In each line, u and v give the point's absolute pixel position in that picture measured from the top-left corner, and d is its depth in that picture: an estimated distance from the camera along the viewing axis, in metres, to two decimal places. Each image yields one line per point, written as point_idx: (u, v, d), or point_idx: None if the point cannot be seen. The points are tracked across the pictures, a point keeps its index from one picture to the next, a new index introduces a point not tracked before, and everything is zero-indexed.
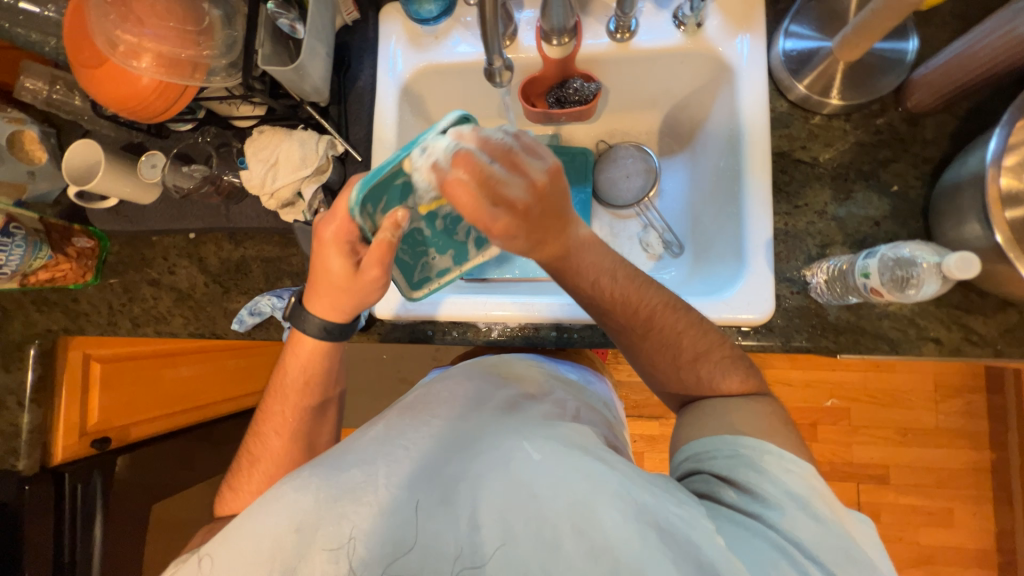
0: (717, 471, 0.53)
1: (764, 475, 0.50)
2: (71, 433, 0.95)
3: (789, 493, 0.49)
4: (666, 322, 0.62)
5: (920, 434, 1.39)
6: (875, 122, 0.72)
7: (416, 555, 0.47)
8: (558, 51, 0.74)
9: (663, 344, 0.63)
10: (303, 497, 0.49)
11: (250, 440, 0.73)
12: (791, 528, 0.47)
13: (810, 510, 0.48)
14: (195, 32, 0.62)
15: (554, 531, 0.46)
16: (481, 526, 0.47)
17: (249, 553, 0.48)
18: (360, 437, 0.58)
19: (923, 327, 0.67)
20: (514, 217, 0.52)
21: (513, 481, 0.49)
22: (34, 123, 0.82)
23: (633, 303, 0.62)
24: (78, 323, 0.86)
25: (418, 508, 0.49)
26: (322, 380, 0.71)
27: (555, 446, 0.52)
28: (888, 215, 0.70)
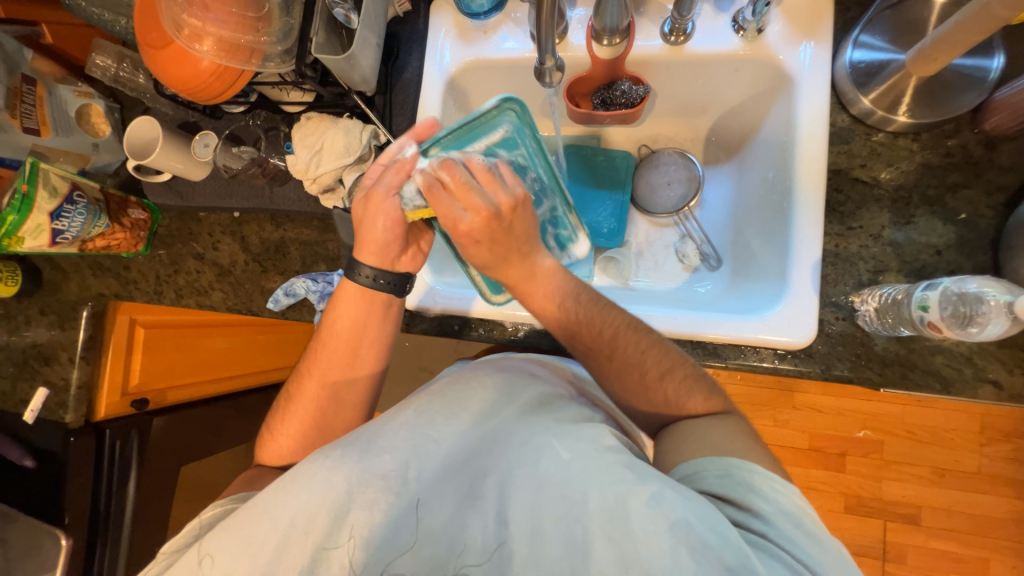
0: (712, 489, 0.50)
1: (757, 491, 0.48)
2: (114, 392, 1.01)
3: (784, 512, 0.46)
4: (630, 343, 0.60)
5: (959, 476, 1.31)
6: (945, 143, 0.67)
7: (445, 545, 0.49)
8: (609, 52, 0.72)
9: (629, 365, 0.60)
10: (335, 479, 0.49)
11: (290, 379, 0.75)
12: (796, 545, 0.44)
13: (807, 531, 0.45)
14: (255, 18, 0.63)
15: (585, 533, 0.46)
16: (510, 523, 0.49)
17: (280, 530, 0.48)
18: (390, 416, 0.57)
19: (982, 367, 0.62)
20: (479, 229, 0.56)
21: (542, 482, 0.50)
22: (101, 98, 0.87)
23: (592, 330, 0.61)
24: (127, 289, 0.91)
25: (449, 502, 0.51)
26: (366, 335, 0.71)
27: (587, 446, 0.52)
28: (953, 244, 0.65)
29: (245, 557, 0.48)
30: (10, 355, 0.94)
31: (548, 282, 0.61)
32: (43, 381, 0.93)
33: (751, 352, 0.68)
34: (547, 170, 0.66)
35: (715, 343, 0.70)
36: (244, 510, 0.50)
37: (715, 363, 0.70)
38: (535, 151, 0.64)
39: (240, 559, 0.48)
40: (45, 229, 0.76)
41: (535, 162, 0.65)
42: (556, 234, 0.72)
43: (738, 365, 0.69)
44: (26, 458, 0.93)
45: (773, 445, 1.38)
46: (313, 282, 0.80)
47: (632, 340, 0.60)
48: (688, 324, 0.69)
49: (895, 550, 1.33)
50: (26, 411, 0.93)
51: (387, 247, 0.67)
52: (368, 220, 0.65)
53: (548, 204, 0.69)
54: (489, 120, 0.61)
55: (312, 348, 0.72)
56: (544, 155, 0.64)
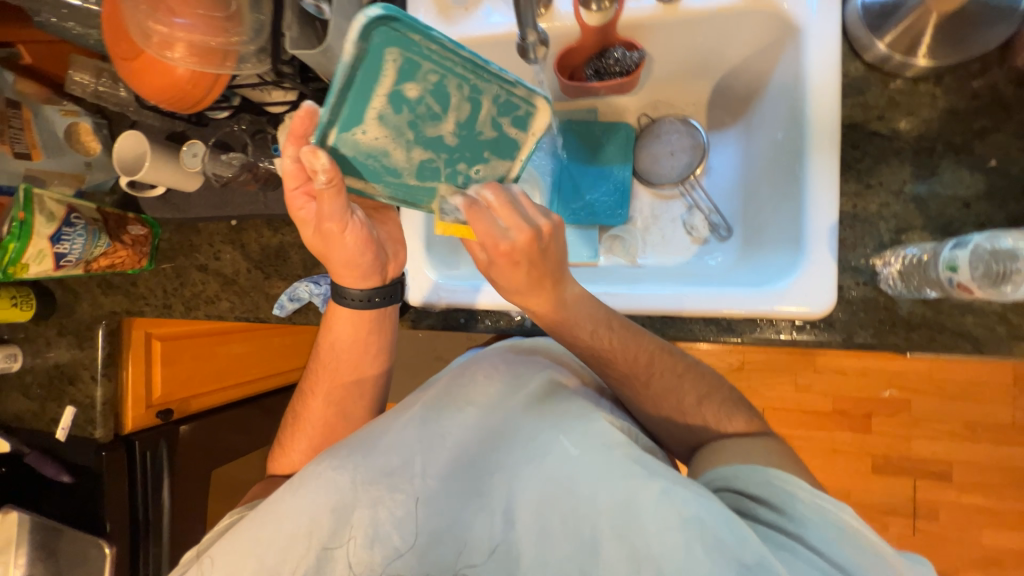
0: (747, 490, 0.48)
1: (798, 496, 0.46)
2: (139, 406, 1.03)
3: (828, 521, 0.44)
4: (665, 366, 0.60)
5: (992, 429, 1.27)
6: (971, 84, 0.62)
7: (451, 546, 0.48)
8: (598, 18, 0.67)
9: (668, 390, 0.59)
10: (341, 478, 0.50)
11: (296, 398, 0.75)
12: (839, 554, 0.42)
13: (856, 543, 0.43)
14: (224, 18, 0.61)
15: (592, 530, 0.45)
16: (516, 522, 0.48)
17: (284, 532, 0.48)
18: (397, 413, 0.57)
19: (1017, 324, 0.59)
20: (516, 255, 0.50)
21: (549, 478, 0.49)
22: (87, 115, 0.86)
23: (628, 357, 0.59)
24: (137, 305, 0.92)
25: (454, 500, 0.50)
26: (365, 350, 0.71)
27: (596, 442, 0.50)
28: (983, 195, 0.61)
29: (250, 556, 0.48)
30: (35, 377, 0.97)
31: (581, 310, 0.57)
32: (70, 400, 0.96)
33: (767, 326, 0.66)
34: (463, 64, 0.47)
35: (730, 319, 0.67)
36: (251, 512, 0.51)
37: (730, 339, 0.68)
38: (436, 54, 0.45)
39: (247, 557, 0.48)
40: (48, 254, 0.77)
41: (444, 64, 0.46)
42: (514, 123, 0.53)
43: (755, 339, 0.67)
44: (64, 473, 0.98)
45: (797, 411, 1.35)
46: (316, 286, 0.80)
47: (668, 364, 0.60)
48: (700, 301, 0.66)
49: (926, 507, 1.31)
50: (58, 429, 0.96)
51: (367, 268, 0.66)
52: (335, 252, 0.63)
53: (486, 100, 0.50)
54: (367, 54, 0.44)
55: (314, 368, 0.73)
56: (448, 49, 0.45)
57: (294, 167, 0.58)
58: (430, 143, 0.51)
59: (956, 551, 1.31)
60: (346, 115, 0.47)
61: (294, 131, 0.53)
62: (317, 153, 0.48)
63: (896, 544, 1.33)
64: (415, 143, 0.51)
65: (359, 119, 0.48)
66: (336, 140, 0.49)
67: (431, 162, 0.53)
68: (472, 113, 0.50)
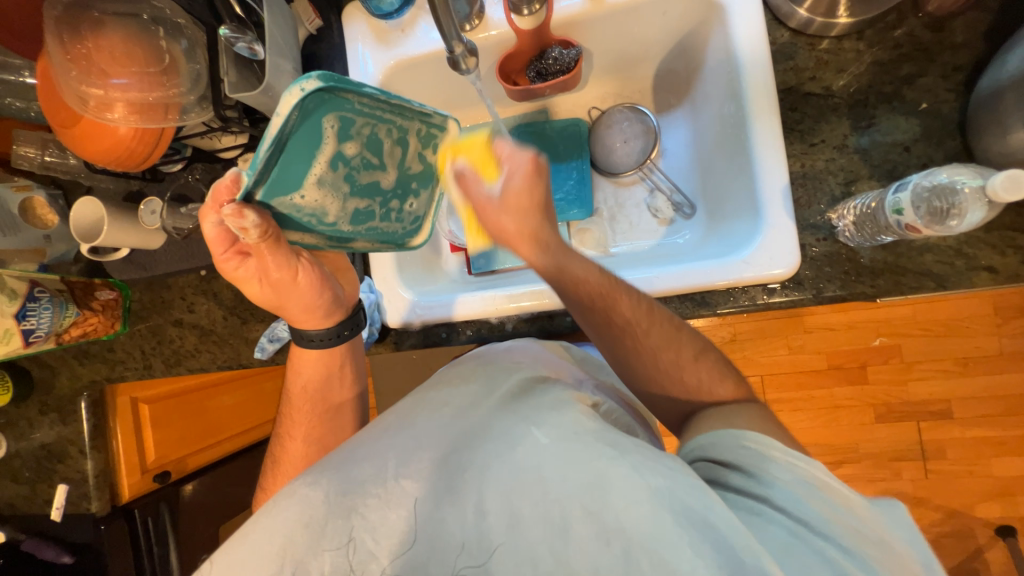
0: (720, 457, 0.49)
1: (771, 459, 0.46)
2: (133, 473, 1.02)
3: (797, 480, 0.45)
4: (662, 322, 0.58)
5: (981, 361, 1.30)
6: (892, 35, 0.64)
7: (423, 547, 0.45)
8: (530, 22, 0.69)
9: (667, 341, 0.57)
10: (314, 494, 0.49)
11: (273, 441, 0.73)
12: (802, 511, 0.43)
13: (825, 500, 0.43)
14: (159, 72, 0.61)
15: (563, 512, 0.44)
16: (488, 515, 0.45)
17: (260, 552, 0.47)
18: (376, 429, 0.58)
19: (973, 256, 0.60)
20: (528, 190, 0.55)
21: (519, 467, 0.47)
22: (41, 188, 0.84)
23: (631, 302, 0.57)
24: (116, 370, 0.90)
25: (423, 500, 0.48)
26: (342, 380, 0.72)
27: (566, 429, 0.49)
28: (920, 137, 0.63)
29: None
30: (23, 461, 0.93)
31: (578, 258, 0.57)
32: (60, 478, 0.93)
33: (740, 294, 0.67)
34: (390, 110, 0.53)
35: (703, 293, 0.69)
36: (228, 539, 0.50)
37: (707, 312, 0.69)
38: (363, 107, 0.50)
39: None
40: (15, 331, 0.76)
41: (375, 114, 0.52)
42: (433, 154, 0.62)
43: (730, 309, 0.68)
44: (64, 555, 0.96)
45: (792, 373, 1.37)
46: None
47: (666, 315, 0.59)
48: (671, 280, 0.67)
49: (933, 448, 1.33)
50: (52, 510, 0.92)
51: (328, 307, 0.67)
52: (292, 300, 0.64)
53: (412, 137, 0.58)
54: (303, 119, 0.45)
55: (289, 411, 0.71)
56: (378, 100, 0.50)
57: (217, 232, 0.59)
58: (365, 187, 0.56)
59: (969, 486, 1.33)
60: (278, 181, 0.48)
61: (216, 197, 0.53)
62: (242, 213, 0.48)
63: (910, 487, 1.35)
64: (352, 195, 0.54)
65: (298, 184, 0.50)
66: (271, 198, 0.49)
67: (367, 207, 0.57)
68: (402, 154, 0.58)
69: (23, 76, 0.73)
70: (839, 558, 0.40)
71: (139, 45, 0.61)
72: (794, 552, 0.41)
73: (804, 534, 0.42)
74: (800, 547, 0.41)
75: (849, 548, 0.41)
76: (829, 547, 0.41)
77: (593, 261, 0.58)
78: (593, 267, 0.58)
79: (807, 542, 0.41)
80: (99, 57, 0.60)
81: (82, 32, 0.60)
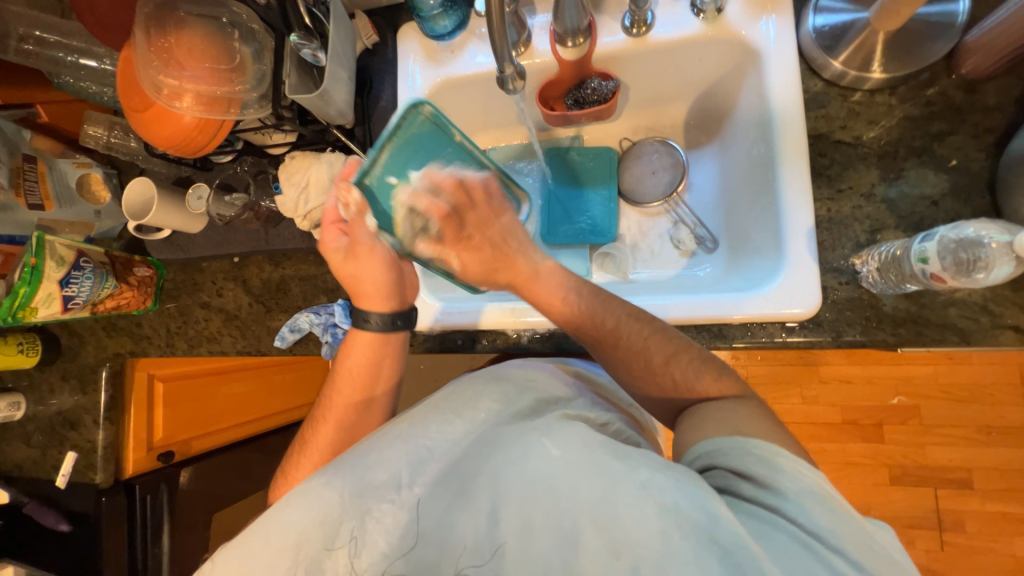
0: (732, 466, 0.47)
1: (779, 467, 0.45)
2: (139, 447, 1.02)
3: (807, 492, 0.43)
4: (632, 331, 0.60)
5: (1005, 432, 1.25)
6: (925, 93, 0.66)
7: (435, 546, 0.48)
8: (574, 53, 0.74)
9: (635, 351, 0.60)
10: (330, 492, 0.49)
11: (306, 424, 0.74)
12: (805, 516, 0.42)
13: (832, 510, 0.42)
14: (228, 69, 0.66)
15: (573, 522, 0.45)
16: (501, 520, 0.47)
17: (273, 547, 0.48)
18: (384, 430, 0.56)
19: (998, 314, 0.60)
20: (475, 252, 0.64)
21: (530, 478, 0.48)
22: (99, 166, 0.90)
23: (597, 320, 0.62)
24: (141, 345, 0.93)
25: (439, 503, 0.50)
26: (381, 371, 0.72)
27: (576, 443, 0.50)
28: (948, 193, 0.64)
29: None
30: (38, 424, 0.96)
31: (553, 279, 0.64)
32: (71, 445, 0.95)
33: (758, 329, 0.67)
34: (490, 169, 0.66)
35: (720, 325, 0.69)
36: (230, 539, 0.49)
37: (723, 345, 0.69)
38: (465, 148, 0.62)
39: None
40: (56, 297, 0.79)
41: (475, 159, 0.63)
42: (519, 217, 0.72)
43: (747, 344, 0.68)
44: (63, 521, 0.96)
45: (805, 424, 1.34)
46: (316, 316, 0.81)
47: (634, 327, 0.60)
48: (690, 308, 0.68)
49: (950, 519, 1.27)
50: (58, 476, 0.94)
51: (392, 288, 0.72)
52: (366, 273, 0.70)
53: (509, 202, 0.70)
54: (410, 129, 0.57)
55: (330, 395, 0.73)
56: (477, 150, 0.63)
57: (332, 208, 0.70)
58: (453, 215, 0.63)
59: (987, 564, 1.25)
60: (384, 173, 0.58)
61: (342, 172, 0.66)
62: (352, 191, 0.58)
63: (923, 558, 1.28)
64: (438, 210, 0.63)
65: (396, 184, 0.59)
66: (370, 184, 0.58)
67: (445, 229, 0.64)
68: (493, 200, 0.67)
69: (103, 63, 0.80)
70: (842, 566, 0.39)
71: (214, 45, 0.67)
72: (804, 566, 0.39)
73: (812, 544, 0.40)
74: (812, 559, 0.39)
75: (856, 561, 0.40)
76: (835, 556, 0.40)
77: (566, 288, 0.64)
78: (559, 294, 0.64)
79: (812, 549, 0.40)
80: (177, 51, 0.66)
81: (166, 27, 0.66)
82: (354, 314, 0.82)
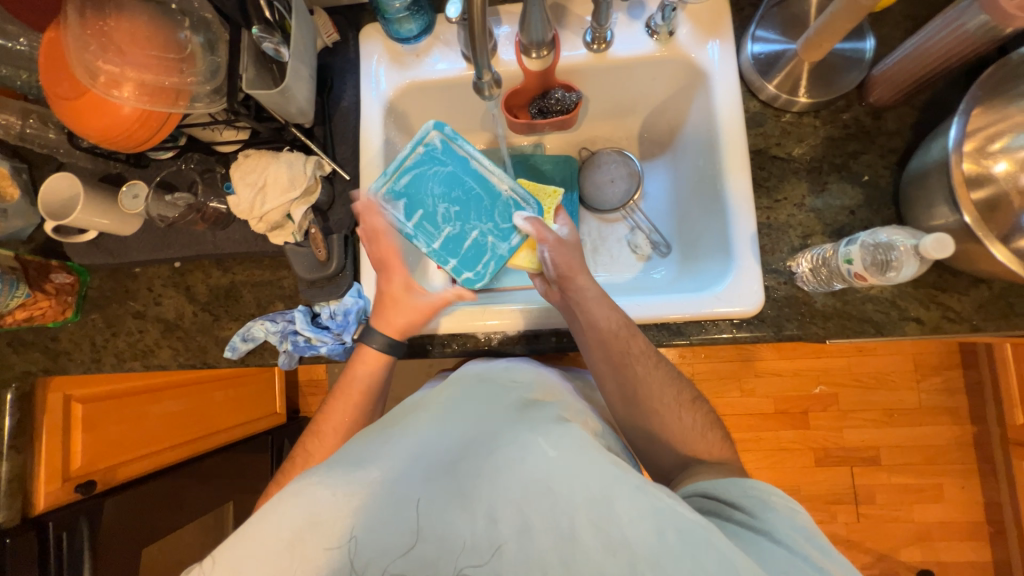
0: (727, 497, 0.52)
1: (771, 506, 0.50)
2: (53, 478, 0.89)
3: (794, 526, 0.48)
4: (631, 342, 0.66)
5: (905, 412, 1.44)
6: (841, 117, 0.76)
7: (434, 547, 0.47)
8: (538, 64, 0.75)
9: (630, 358, 0.66)
10: (323, 493, 0.48)
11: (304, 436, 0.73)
12: (786, 538, 0.46)
13: (818, 545, 0.46)
14: (177, 60, 0.62)
15: (572, 523, 0.46)
16: (500, 521, 0.47)
17: (262, 553, 0.47)
18: (379, 435, 0.57)
19: (904, 308, 0.70)
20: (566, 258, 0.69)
21: (526, 477, 0.49)
22: (4, 159, 0.79)
23: (614, 328, 0.66)
24: (58, 362, 0.83)
25: (434, 504, 0.49)
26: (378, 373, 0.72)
27: (571, 443, 0.52)
28: (862, 204, 0.73)
29: None
30: None
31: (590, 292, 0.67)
32: None
33: (711, 326, 0.73)
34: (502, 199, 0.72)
35: (678, 323, 0.74)
36: (223, 543, 0.48)
37: (681, 342, 0.74)
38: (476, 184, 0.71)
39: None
40: None
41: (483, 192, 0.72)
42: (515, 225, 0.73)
43: (701, 340, 0.73)
44: None
45: (745, 414, 1.46)
46: (272, 324, 0.77)
47: (639, 338, 0.66)
48: (651, 307, 0.73)
49: (864, 492, 1.44)
50: None
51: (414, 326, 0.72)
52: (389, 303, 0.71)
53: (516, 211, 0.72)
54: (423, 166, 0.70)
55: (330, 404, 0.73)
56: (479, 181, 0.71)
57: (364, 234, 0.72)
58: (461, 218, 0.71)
59: (895, 530, 1.43)
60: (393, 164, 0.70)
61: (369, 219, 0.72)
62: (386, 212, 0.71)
63: (844, 530, 1.43)
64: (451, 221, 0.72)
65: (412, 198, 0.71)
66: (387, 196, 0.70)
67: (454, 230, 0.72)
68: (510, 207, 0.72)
69: (17, 43, 0.71)
70: None
71: (160, 32, 0.62)
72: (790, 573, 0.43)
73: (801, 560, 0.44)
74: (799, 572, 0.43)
75: None
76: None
77: (598, 293, 0.67)
78: (597, 302, 0.67)
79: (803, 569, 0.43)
80: (117, 35, 0.60)
81: (103, 9, 0.60)
82: (315, 321, 0.78)
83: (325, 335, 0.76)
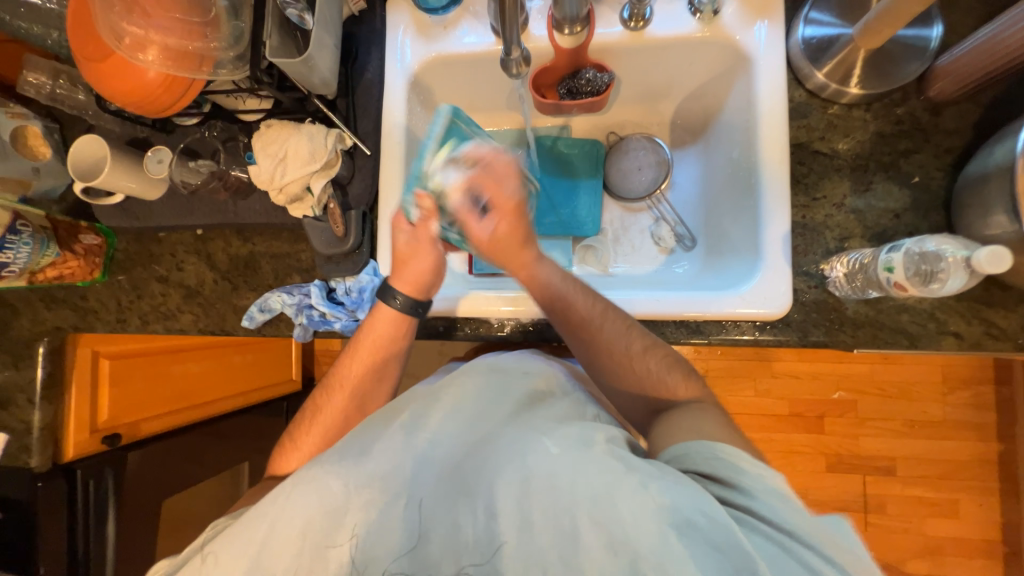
0: (701, 469, 0.48)
1: (745, 469, 0.47)
2: (82, 429, 0.94)
3: (771, 491, 0.45)
4: (614, 338, 0.64)
5: (927, 425, 1.39)
6: (895, 111, 0.70)
7: (437, 544, 0.49)
8: (570, 40, 0.73)
9: (626, 356, 0.64)
10: (333, 483, 0.51)
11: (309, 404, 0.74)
12: (765, 507, 0.44)
13: (797, 509, 0.44)
14: (201, 24, 0.61)
15: (573, 520, 0.46)
16: (500, 517, 0.48)
17: (276, 536, 0.49)
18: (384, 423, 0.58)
19: (943, 321, 0.66)
20: (510, 225, 0.66)
21: (530, 473, 0.49)
22: (37, 118, 0.80)
23: (585, 305, 0.64)
24: (87, 320, 0.86)
25: (439, 501, 0.51)
26: (395, 354, 0.71)
27: (576, 443, 0.51)
28: (909, 208, 0.69)
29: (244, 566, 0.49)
30: None
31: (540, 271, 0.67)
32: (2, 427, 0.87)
33: (732, 327, 0.70)
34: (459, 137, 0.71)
35: (698, 321, 0.71)
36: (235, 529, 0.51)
37: (699, 341, 0.71)
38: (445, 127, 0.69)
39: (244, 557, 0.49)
40: None
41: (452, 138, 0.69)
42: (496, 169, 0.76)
43: (721, 340, 0.71)
44: None
45: (758, 414, 1.43)
46: (290, 296, 0.77)
47: (616, 317, 0.64)
48: (671, 303, 0.70)
49: (875, 502, 1.40)
50: None
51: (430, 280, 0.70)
52: (414, 257, 0.69)
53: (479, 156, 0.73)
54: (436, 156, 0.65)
55: (337, 379, 0.72)
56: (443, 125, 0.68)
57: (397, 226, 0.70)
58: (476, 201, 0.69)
59: (903, 542, 1.40)
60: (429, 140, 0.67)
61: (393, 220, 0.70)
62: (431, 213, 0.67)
63: None
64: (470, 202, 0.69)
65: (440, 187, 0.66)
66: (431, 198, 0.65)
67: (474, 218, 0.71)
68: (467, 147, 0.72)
69: (48, 2, 0.71)
70: (814, 561, 0.41)
71: None
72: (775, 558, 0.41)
73: (784, 540, 0.42)
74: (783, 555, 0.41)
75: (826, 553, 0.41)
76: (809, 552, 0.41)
77: (556, 269, 0.67)
78: (556, 276, 0.66)
79: (788, 550, 0.41)
80: None
81: None
82: (331, 296, 0.78)
83: (340, 310, 0.77)
